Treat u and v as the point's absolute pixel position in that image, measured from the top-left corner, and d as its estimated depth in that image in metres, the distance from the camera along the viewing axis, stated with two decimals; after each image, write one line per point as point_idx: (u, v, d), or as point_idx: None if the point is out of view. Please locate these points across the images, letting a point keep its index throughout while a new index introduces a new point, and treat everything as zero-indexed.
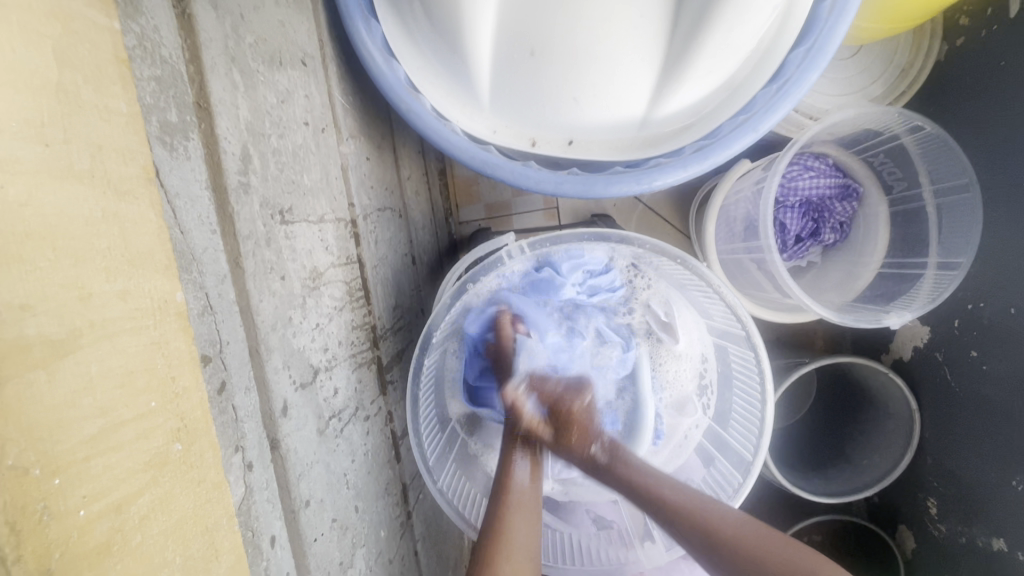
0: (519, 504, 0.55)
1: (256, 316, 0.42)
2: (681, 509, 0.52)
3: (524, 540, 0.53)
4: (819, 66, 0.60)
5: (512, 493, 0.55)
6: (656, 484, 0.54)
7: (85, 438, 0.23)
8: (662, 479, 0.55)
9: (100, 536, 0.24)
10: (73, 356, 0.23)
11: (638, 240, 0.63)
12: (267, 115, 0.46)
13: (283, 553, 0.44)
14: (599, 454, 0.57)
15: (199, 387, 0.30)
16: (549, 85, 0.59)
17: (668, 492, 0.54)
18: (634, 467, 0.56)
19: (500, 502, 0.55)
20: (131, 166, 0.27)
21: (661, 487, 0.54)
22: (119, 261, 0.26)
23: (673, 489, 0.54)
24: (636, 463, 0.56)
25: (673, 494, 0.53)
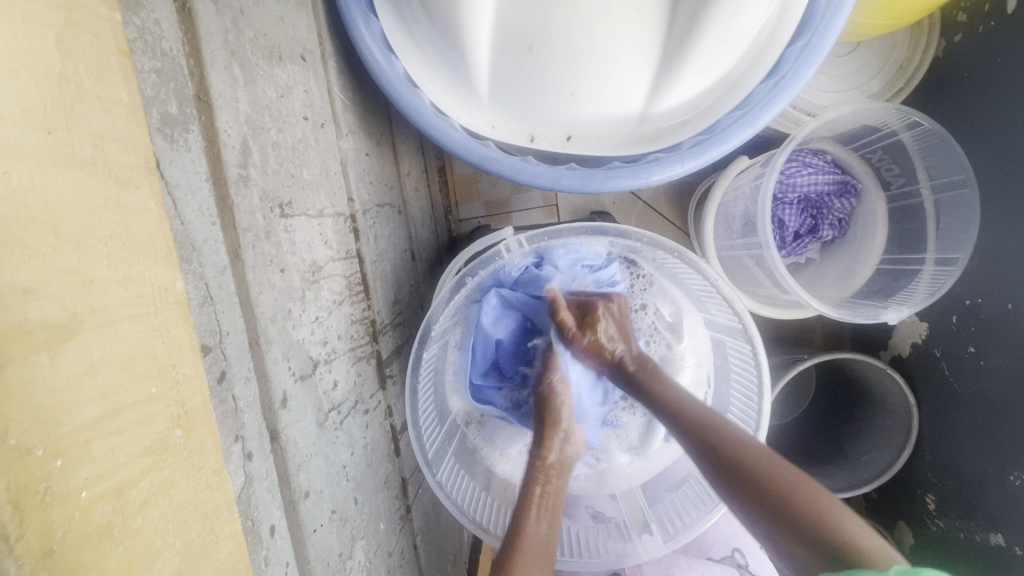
0: (533, 552, 0.53)
1: (255, 308, 0.42)
2: (706, 428, 0.53)
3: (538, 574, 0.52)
4: (816, 62, 0.60)
5: (526, 537, 0.53)
6: (685, 403, 0.56)
7: (87, 421, 0.24)
8: (692, 400, 0.56)
9: (101, 518, 0.24)
10: (74, 341, 0.23)
11: (635, 235, 0.63)
12: (267, 110, 0.47)
13: (283, 543, 0.44)
14: (628, 363, 0.61)
15: (198, 375, 0.31)
16: (547, 80, 0.60)
17: (698, 411, 0.55)
18: (661, 380, 0.59)
19: (523, 509, 0.56)
20: (131, 155, 0.28)
21: (687, 399, 0.56)
22: (120, 249, 0.26)
23: (703, 408, 0.55)
24: (671, 388, 0.58)
25: (699, 413, 0.54)
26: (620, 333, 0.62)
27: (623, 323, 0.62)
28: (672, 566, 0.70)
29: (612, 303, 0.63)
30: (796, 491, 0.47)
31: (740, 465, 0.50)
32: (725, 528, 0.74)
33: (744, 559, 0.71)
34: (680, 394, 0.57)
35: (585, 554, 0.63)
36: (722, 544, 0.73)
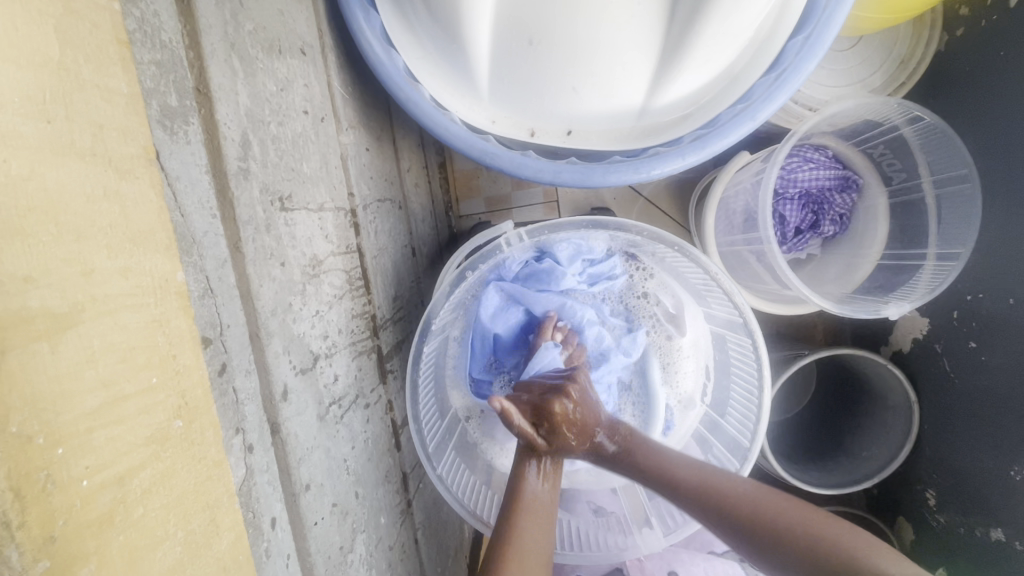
0: (530, 509, 0.55)
1: (255, 301, 0.42)
2: (703, 488, 0.53)
3: (539, 547, 0.53)
4: (817, 54, 0.60)
5: (524, 497, 0.55)
6: (674, 466, 0.54)
7: (88, 410, 0.24)
8: (681, 461, 0.55)
9: (102, 507, 0.24)
10: (74, 330, 0.23)
11: (636, 228, 0.64)
12: (267, 103, 0.47)
13: (283, 535, 0.44)
14: (606, 443, 0.57)
15: (199, 366, 0.31)
16: (547, 74, 0.59)
17: (688, 471, 0.54)
18: (648, 452, 0.56)
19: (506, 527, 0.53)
20: (131, 145, 0.28)
21: (676, 467, 0.54)
22: (121, 239, 0.26)
23: (691, 468, 0.54)
24: (650, 446, 0.56)
25: (692, 474, 0.54)
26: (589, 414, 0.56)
27: (591, 405, 0.56)
28: (674, 561, 0.71)
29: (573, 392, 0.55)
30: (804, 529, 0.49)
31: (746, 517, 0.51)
32: None
33: None
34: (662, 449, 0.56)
35: (584, 549, 0.64)
36: (724, 539, 0.73)
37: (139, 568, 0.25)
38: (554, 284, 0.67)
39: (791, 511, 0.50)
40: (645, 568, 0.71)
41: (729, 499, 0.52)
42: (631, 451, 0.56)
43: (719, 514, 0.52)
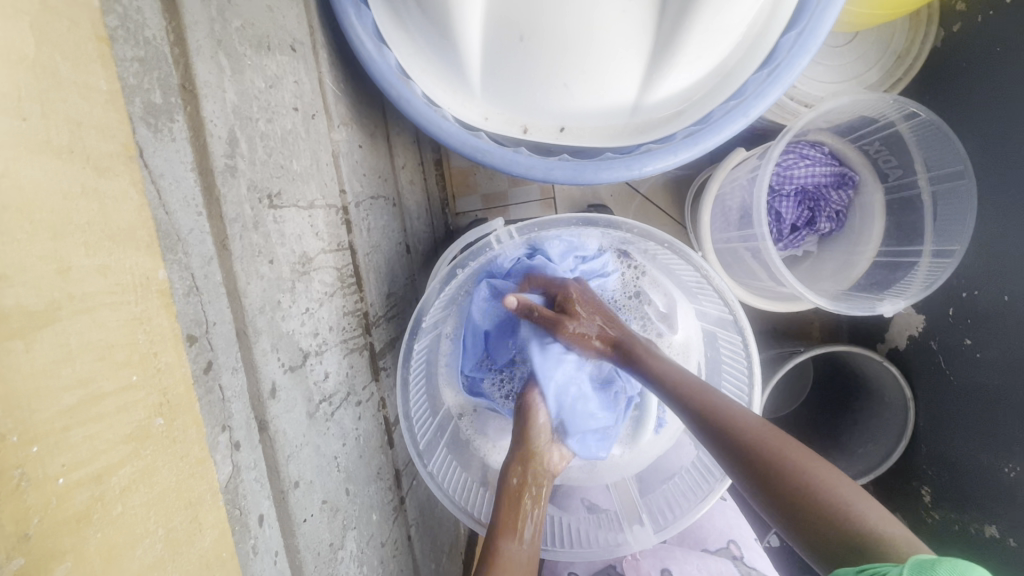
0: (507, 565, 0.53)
1: (242, 299, 0.42)
2: (715, 413, 0.50)
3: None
4: (809, 50, 0.59)
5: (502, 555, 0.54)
6: (688, 385, 0.52)
7: (64, 408, 0.24)
8: (698, 383, 0.53)
9: (79, 505, 0.24)
10: (50, 328, 0.23)
11: (626, 225, 0.64)
12: (255, 100, 0.47)
13: (272, 532, 0.44)
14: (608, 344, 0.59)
15: (182, 363, 0.31)
16: (538, 70, 0.59)
17: (701, 395, 0.51)
18: (655, 361, 0.55)
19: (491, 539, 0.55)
20: (111, 143, 0.27)
21: (687, 384, 0.52)
22: (99, 237, 0.26)
23: (706, 390, 0.52)
24: (660, 360, 0.56)
25: (699, 398, 0.51)
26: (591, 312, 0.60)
27: (592, 300, 0.61)
28: (668, 558, 0.70)
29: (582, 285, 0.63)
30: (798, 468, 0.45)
31: (748, 446, 0.47)
32: (719, 520, 0.75)
33: (740, 552, 0.71)
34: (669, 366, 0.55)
35: (575, 543, 0.64)
36: (718, 536, 0.73)
37: (117, 566, 0.25)
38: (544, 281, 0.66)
39: (804, 457, 0.45)
40: (640, 566, 0.70)
41: (736, 429, 0.48)
42: (631, 349, 0.58)
43: (719, 440, 0.49)
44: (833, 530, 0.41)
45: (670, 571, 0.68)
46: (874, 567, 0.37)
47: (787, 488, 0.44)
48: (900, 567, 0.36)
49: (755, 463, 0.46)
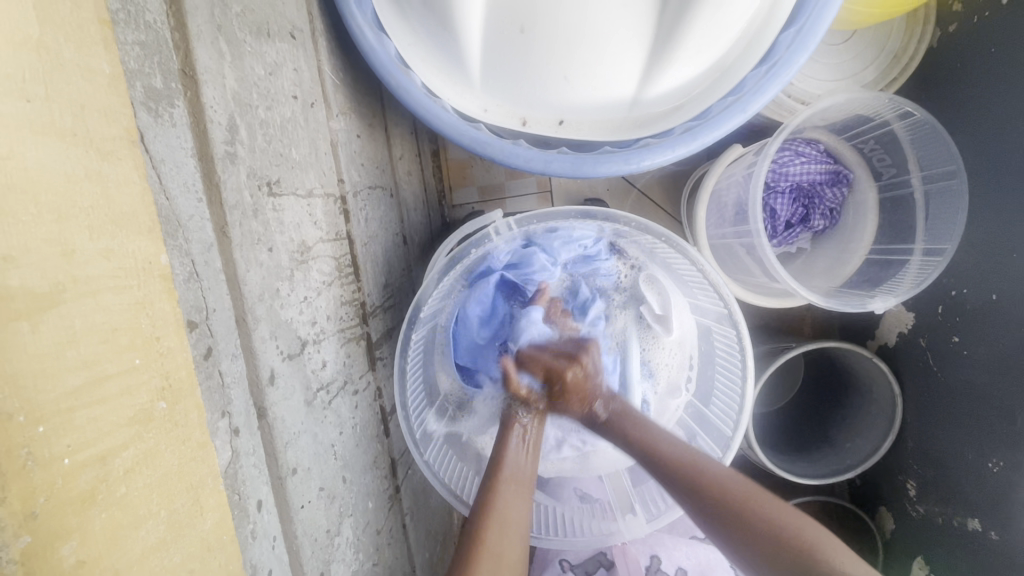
0: (511, 480, 0.57)
1: (242, 286, 0.42)
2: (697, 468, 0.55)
3: (517, 516, 0.55)
4: (807, 49, 0.60)
5: (505, 471, 0.57)
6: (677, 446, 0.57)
7: (69, 389, 0.24)
8: (701, 459, 0.56)
9: (84, 485, 0.24)
10: (54, 310, 0.23)
11: (623, 219, 0.64)
12: (255, 87, 0.46)
13: (270, 517, 0.45)
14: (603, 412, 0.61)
15: (184, 348, 0.31)
16: (538, 62, 0.59)
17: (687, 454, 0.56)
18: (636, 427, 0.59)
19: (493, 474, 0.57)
20: (114, 126, 0.27)
21: (685, 457, 0.56)
22: (102, 221, 0.26)
23: (691, 456, 0.56)
24: (650, 427, 0.59)
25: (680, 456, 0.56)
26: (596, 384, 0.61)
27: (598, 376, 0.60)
28: (657, 545, 0.72)
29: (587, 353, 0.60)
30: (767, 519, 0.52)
31: (749, 518, 0.52)
32: None
33: None
34: (655, 429, 0.59)
35: (570, 533, 0.66)
36: None
37: (121, 546, 0.26)
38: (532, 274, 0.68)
39: (802, 524, 0.52)
40: (627, 555, 0.71)
41: (738, 508, 0.53)
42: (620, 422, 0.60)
43: (717, 519, 0.54)
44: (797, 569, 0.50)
45: (659, 556, 0.71)
46: None
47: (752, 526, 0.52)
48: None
49: (760, 538, 0.52)
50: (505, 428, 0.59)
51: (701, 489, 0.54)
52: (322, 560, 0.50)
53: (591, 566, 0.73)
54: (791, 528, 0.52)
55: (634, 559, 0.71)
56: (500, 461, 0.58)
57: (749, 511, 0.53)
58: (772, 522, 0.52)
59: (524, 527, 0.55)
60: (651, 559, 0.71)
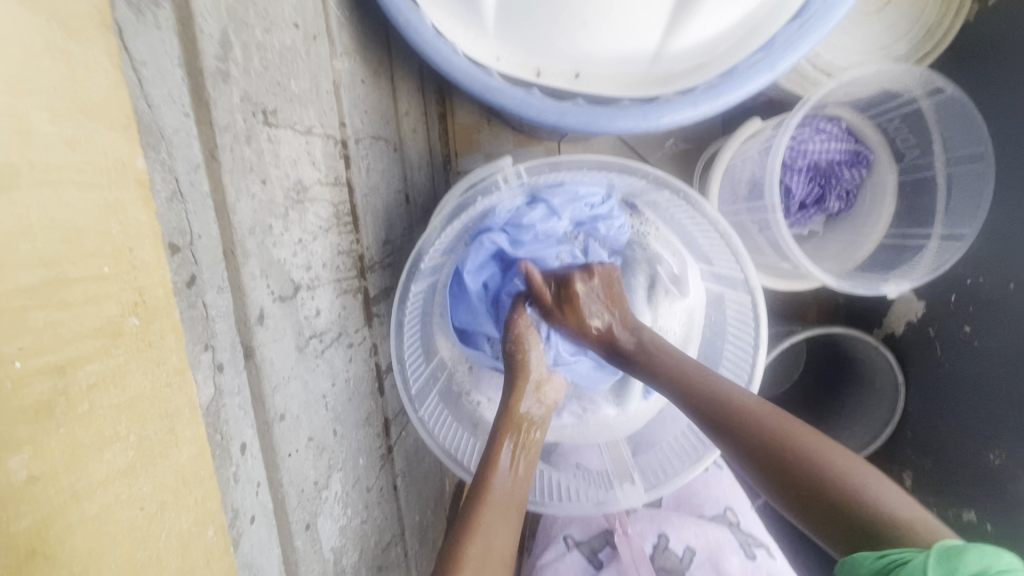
0: (501, 503, 0.52)
1: (232, 217, 0.39)
2: (689, 379, 0.53)
3: (497, 543, 0.50)
4: (846, 3, 0.56)
5: (490, 496, 0.51)
6: (676, 366, 0.54)
7: (22, 287, 0.21)
8: (739, 396, 0.51)
9: (38, 394, 0.22)
10: (5, 195, 0.20)
11: (642, 170, 0.60)
12: (252, 5, 0.43)
13: (255, 462, 0.42)
14: (625, 338, 0.58)
15: (161, 265, 0.28)
16: (557, 4, 0.55)
17: (688, 373, 0.54)
18: (659, 353, 0.56)
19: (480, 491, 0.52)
20: (83, 3, 0.24)
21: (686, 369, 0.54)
22: (67, 105, 0.23)
23: (699, 372, 0.53)
24: (673, 363, 0.55)
25: (689, 373, 0.54)
26: (606, 304, 0.60)
27: (610, 288, 0.61)
28: (665, 523, 0.71)
29: (593, 274, 0.61)
30: (781, 436, 0.48)
31: (759, 434, 0.49)
32: (716, 488, 0.75)
33: (736, 518, 0.72)
34: (675, 361, 0.55)
35: (566, 499, 0.63)
36: (714, 504, 0.74)
37: (81, 467, 0.23)
38: (529, 228, 0.64)
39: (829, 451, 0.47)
40: (632, 542, 0.69)
41: (748, 425, 0.49)
42: (646, 350, 0.57)
43: (727, 433, 0.50)
44: (827, 501, 0.46)
45: (667, 535, 0.70)
46: (894, 553, 0.41)
47: (771, 450, 0.48)
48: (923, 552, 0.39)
49: (769, 453, 0.48)
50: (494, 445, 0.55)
51: (741, 430, 0.49)
52: (308, 512, 0.48)
53: (597, 543, 0.72)
54: (810, 449, 0.48)
55: (639, 549, 0.68)
56: (488, 475, 0.53)
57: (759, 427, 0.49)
58: (782, 439, 0.48)
59: (504, 557, 0.49)
60: (659, 537, 0.70)
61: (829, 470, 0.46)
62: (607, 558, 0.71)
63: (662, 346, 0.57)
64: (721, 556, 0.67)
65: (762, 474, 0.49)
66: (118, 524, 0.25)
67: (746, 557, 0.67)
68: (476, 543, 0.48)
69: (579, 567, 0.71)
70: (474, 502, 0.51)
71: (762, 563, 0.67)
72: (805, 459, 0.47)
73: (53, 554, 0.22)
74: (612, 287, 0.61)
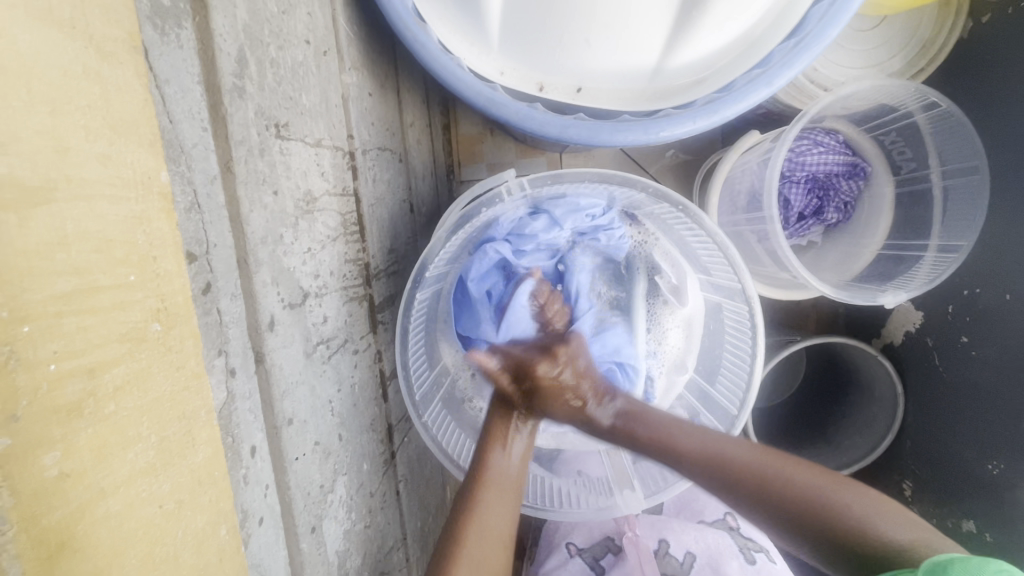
0: (497, 484, 0.57)
1: (245, 227, 0.41)
2: (683, 440, 0.55)
3: (497, 521, 0.56)
4: (841, 22, 0.57)
5: (487, 479, 0.57)
6: (668, 427, 0.57)
7: (57, 294, 0.22)
8: (734, 448, 0.54)
9: (70, 395, 0.23)
10: (45, 208, 0.22)
11: (642, 184, 0.62)
12: (267, 23, 0.44)
13: (263, 465, 0.44)
14: (601, 417, 0.59)
15: (181, 273, 0.30)
16: (560, 22, 0.57)
17: (681, 432, 0.56)
18: (640, 427, 0.57)
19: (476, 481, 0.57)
20: (115, 27, 0.26)
21: (678, 435, 0.56)
22: (99, 123, 0.25)
23: (689, 435, 0.56)
24: (662, 422, 0.57)
25: (682, 437, 0.56)
26: (583, 376, 0.60)
27: (580, 366, 0.59)
28: (665, 529, 0.72)
29: (569, 350, 0.60)
30: (782, 483, 0.51)
31: (761, 483, 0.52)
32: (716, 495, 0.78)
33: (736, 523, 0.73)
34: (665, 423, 0.57)
35: (569, 505, 0.64)
36: (714, 509, 0.75)
37: (108, 465, 0.25)
38: (531, 238, 0.66)
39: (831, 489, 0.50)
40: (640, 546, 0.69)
41: (750, 475, 0.52)
42: (623, 424, 0.58)
43: (733, 488, 0.53)
44: (835, 539, 0.48)
45: (668, 540, 0.70)
46: (897, 574, 0.43)
47: (776, 497, 0.51)
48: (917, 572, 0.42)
49: (775, 499, 0.51)
50: (484, 450, 0.58)
51: (743, 481, 0.52)
52: (314, 515, 0.49)
53: (598, 552, 0.73)
54: (813, 491, 0.50)
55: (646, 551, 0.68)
56: (482, 475, 0.58)
57: (761, 474, 0.52)
58: (783, 483, 0.51)
59: (507, 528, 0.56)
60: (660, 543, 0.70)
61: (832, 505, 0.49)
62: (609, 564, 0.71)
63: (642, 424, 0.58)
64: (721, 561, 0.67)
65: (772, 522, 0.51)
66: (140, 520, 0.26)
67: (746, 561, 0.67)
68: (484, 517, 0.56)
69: (581, 573, 0.71)
70: (473, 484, 0.57)
71: (762, 566, 0.67)
72: (808, 502, 0.50)
73: (80, 547, 0.23)
74: (587, 360, 0.60)
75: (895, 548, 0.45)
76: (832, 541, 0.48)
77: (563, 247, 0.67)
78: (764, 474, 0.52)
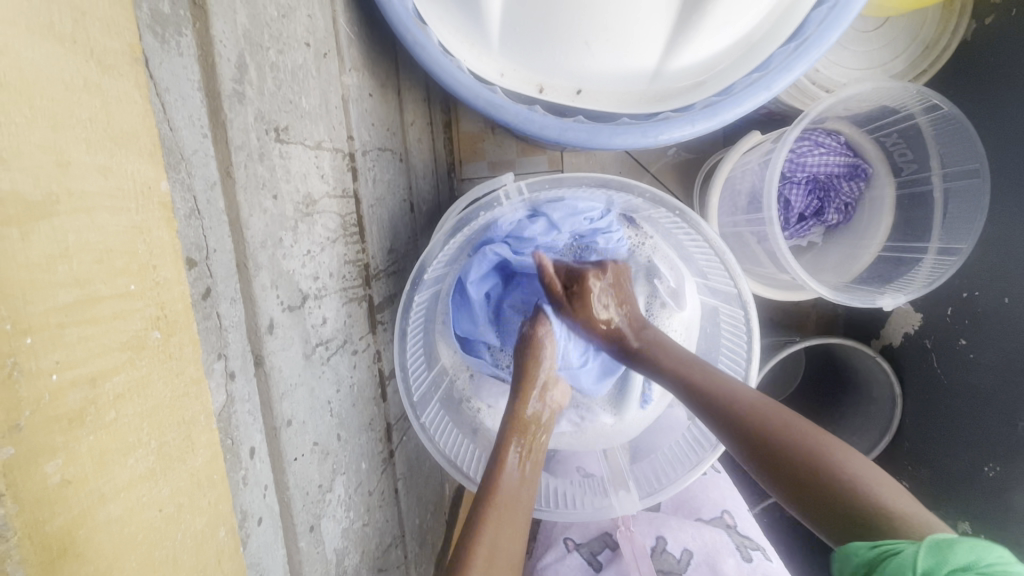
0: (506, 503, 0.53)
1: (245, 231, 0.41)
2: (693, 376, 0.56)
3: (506, 544, 0.51)
4: (841, 26, 0.57)
5: (496, 496, 0.53)
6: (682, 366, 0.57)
7: (60, 305, 0.23)
8: (742, 392, 0.54)
9: (72, 404, 0.23)
10: (47, 222, 0.22)
11: (640, 189, 0.61)
12: (267, 28, 0.45)
13: (263, 465, 0.44)
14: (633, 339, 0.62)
15: (181, 281, 0.30)
16: (560, 25, 0.57)
17: (694, 369, 0.57)
18: (665, 350, 0.60)
19: (482, 504, 0.53)
20: (116, 40, 0.26)
21: (698, 372, 0.56)
22: (100, 137, 0.25)
23: (704, 370, 0.56)
24: (682, 360, 0.58)
25: (698, 372, 0.56)
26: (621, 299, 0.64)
27: (621, 285, 0.64)
28: (663, 526, 0.73)
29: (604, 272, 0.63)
30: (784, 432, 0.50)
31: (761, 429, 0.51)
32: (713, 492, 0.77)
33: (732, 521, 0.73)
34: (686, 357, 0.58)
35: (566, 506, 0.64)
36: (711, 506, 0.76)
37: (108, 472, 0.25)
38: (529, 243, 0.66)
39: (836, 450, 0.48)
40: (634, 539, 0.70)
41: (754, 418, 0.52)
42: (654, 347, 0.61)
43: (734, 426, 0.52)
44: (826, 495, 0.46)
45: (664, 537, 0.71)
46: (887, 543, 0.40)
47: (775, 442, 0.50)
48: (917, 543, 0.38)
49: (772, 449, 0.50)
50: (501, 446, 0.57)
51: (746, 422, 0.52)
52: (312, 514, 0.49)
53: (596, 547, 0.74)
54: (813, 445, 0.49)
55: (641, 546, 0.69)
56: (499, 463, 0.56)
57: (763, 423, 0.51)
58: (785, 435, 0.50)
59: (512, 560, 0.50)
60: (657, 540, 0.71)
61: (829, 465, 0.47)
62: (606, 560, 0.72)
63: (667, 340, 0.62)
64: (717, 559, 0.68)
65: (767, 468, 0.50)
66: (140, 523, 0.27)
67: (743, 559, 0.68)
68: (488, 538, 0.50)
69: (578, 568, 0.72)
70: (479, 505, 0.53)
71: (758, 564, 0.68)
72: (808, 458, 0.48)
73: (82, 551, 0.24)
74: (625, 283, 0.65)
75: (889, 514, 0.43)
76: (825, 496, 0.46)
77: (561, 250, 0.68)
78: (765, 424, 0.51)
